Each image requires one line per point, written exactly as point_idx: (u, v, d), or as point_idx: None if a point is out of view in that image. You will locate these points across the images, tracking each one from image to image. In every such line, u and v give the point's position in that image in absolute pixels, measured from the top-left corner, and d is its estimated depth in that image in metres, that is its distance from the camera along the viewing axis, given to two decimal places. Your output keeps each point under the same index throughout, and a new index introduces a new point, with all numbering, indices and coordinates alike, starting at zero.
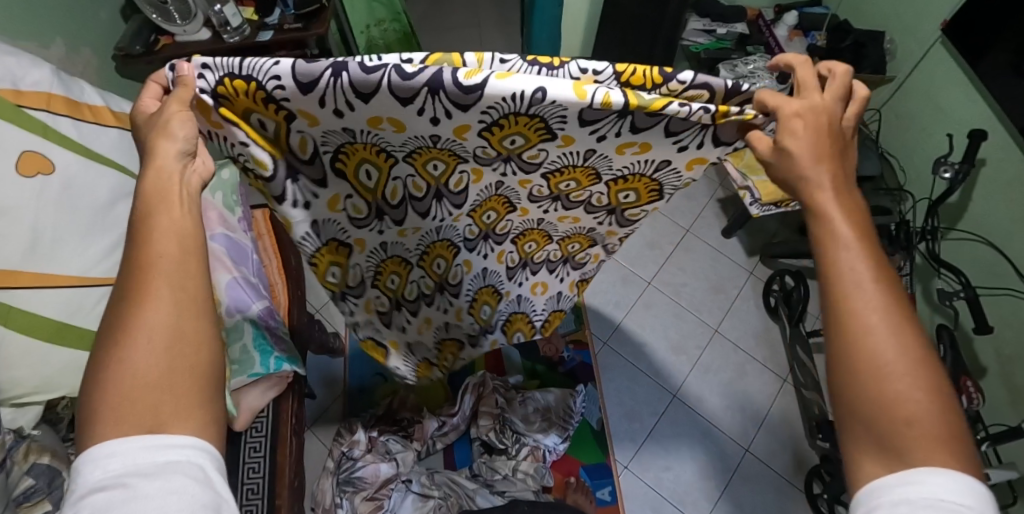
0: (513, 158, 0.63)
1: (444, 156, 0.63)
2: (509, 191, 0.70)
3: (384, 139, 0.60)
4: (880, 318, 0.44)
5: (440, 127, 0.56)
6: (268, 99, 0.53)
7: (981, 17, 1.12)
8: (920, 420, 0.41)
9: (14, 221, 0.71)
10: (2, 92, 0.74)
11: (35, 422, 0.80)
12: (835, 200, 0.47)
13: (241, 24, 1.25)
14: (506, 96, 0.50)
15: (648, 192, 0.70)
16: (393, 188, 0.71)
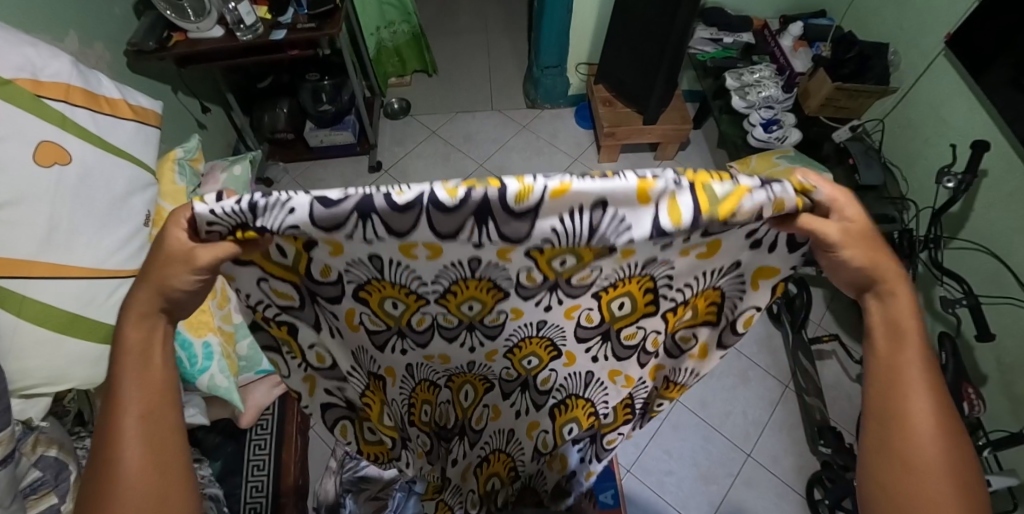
0: (560, 284, 0.59)
1: (483, 296, 0.61)
2: (552, 323, 0.67)
3: (417, 271, 0.56)
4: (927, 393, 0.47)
5: (483, 251, 0.50)
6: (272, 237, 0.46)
7: (984, 30, 1.15)
8: (941, 476, 0.46)
9: (30, 212, 0.71)
10: (21, 82, 0.74)
11: (44, 414, 0.78)
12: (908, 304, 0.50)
13: (255, 22, 1.26)
14: (552, 226, 0.44)
15: (644, 299, 0.63)
16: (419, 318, 0.66)
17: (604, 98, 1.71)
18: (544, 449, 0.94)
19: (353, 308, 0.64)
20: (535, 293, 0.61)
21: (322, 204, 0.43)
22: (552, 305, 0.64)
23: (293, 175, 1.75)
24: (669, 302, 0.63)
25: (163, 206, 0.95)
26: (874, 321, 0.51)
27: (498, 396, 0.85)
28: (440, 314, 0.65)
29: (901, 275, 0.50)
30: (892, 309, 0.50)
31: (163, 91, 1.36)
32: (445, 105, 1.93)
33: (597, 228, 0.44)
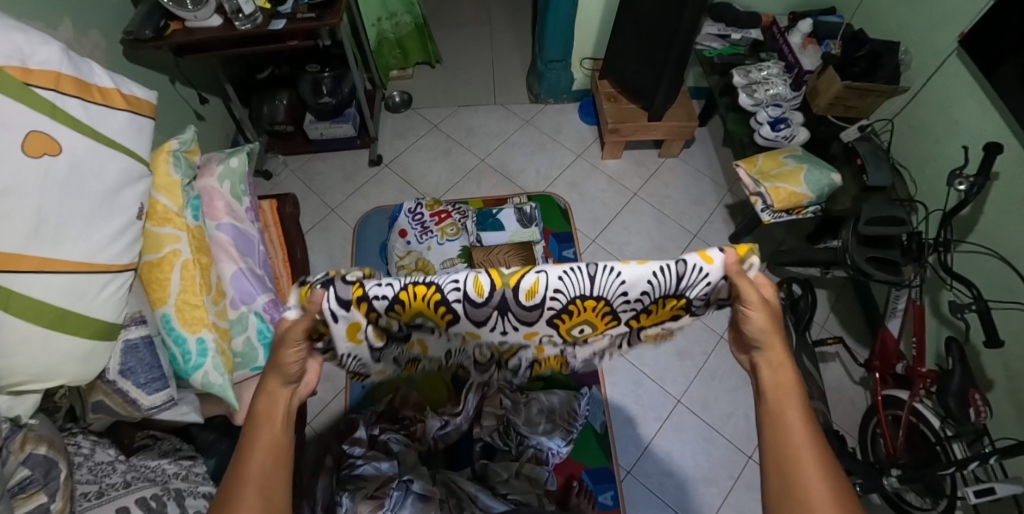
0: (503, 364, 0.94)
1: (501, 348, 0.85)
2: (510, 339, 0.80)
3: (419, 363, 0.95)
4: (821, 469, 0.58)
5: (513, 333, 0.78)
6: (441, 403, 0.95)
7: (997, 29, 1.12)
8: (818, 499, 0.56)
9: (17, 204, 0.69)
10: (9, 70, 0.72)
11: (33, 411, 0.76)
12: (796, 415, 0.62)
13: (254, 11, 1.23)
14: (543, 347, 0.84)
15: (599, 317, 0.75)
16: (545, 338, 0.80)
17: (609, 94, 1.69)
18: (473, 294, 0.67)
19: (542, 328, 0.77)
20: (620, 335, 0.82)
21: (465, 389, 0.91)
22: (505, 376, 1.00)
23: (292, 168, 1.72)
24: (626, 313, 0.74)
25: (158, 199, 0.93)
26: (766, 382, 0.66)
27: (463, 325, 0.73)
28: (548, 334, 0.78)
29: (785, 345, 0.66)
30: (778, 372, 0.65)
31: (159, 81, 1.34)
32: (447, 98, 1.90)
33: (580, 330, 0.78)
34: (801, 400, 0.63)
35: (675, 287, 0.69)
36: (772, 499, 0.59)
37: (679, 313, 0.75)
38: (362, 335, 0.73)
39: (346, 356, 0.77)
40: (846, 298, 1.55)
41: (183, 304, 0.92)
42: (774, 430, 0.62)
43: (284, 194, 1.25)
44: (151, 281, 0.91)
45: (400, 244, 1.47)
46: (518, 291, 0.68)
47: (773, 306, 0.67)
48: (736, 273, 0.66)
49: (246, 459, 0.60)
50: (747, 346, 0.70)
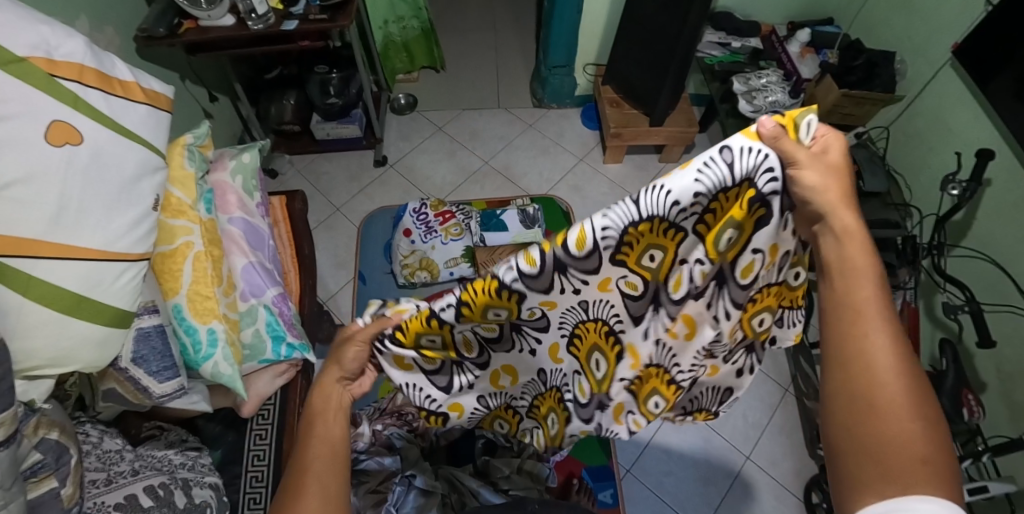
0: (607, 397, 0.83)
1: (603, 344, 0.76)
2: (589, 301, 0.70)
3: (507, 394, 0.89)
4: (896, 357, 0.51)
5: (586, 292, 0.68)
6: (561, 402, 0.89)
7: (989, 40, 1.16)
8: (903, 420, 0.50)
9: (40, 191, 0.70)
10: (35, 60, 0.74)
11: (47, 396, 0.78)
12: (875, 313, 0.53)
13: (267, 12, 1.26)
14: (636, 317, 0.72)
15: (668, 239, 0.62)
16: (626, 284, 0.68)
17: (611, 99, 1.72)
18: (531, 267, 0.62)
19: (611, 274, 0.66)
20: (703, 291, 0.66)
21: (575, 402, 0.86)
22: (620, 428, 0.86)
23: (298, 167, 1.75)
24: (689, 222, 0.60)
25: (173, 192, 0.95)
26: (827, 252, 0.56)
27: (535, 295, 0.66)
28: (624, 277, 0.66)
29: (851, 208, 0.55)
30: (843, 244, 0.55)
31: (171, 78, 1.36)
32: (451, 101, 1.93)
33: (650, 263, 0.65)
34: (873, 274, 0.54)
35: (731, 177, 0.55)
36: (843, 419, 0.52)
37: (754, 216, 0.57)
38: (411, 359, 0.74)
39: (408, 388, 0.77)
40: None
41: (194, 295, 0.93)
42: (840, 308, 0.54)
43: (293, 191, 1.28)
44: (164, 271, 0.92)
45: (404, 243, 1.49)
46: (569, 246, 0.61)
47: (835, 161, 0.55)
48: (780, 138, 0.54)
49: (306, 442, 0.64)
50: (808, 217, 0.58)
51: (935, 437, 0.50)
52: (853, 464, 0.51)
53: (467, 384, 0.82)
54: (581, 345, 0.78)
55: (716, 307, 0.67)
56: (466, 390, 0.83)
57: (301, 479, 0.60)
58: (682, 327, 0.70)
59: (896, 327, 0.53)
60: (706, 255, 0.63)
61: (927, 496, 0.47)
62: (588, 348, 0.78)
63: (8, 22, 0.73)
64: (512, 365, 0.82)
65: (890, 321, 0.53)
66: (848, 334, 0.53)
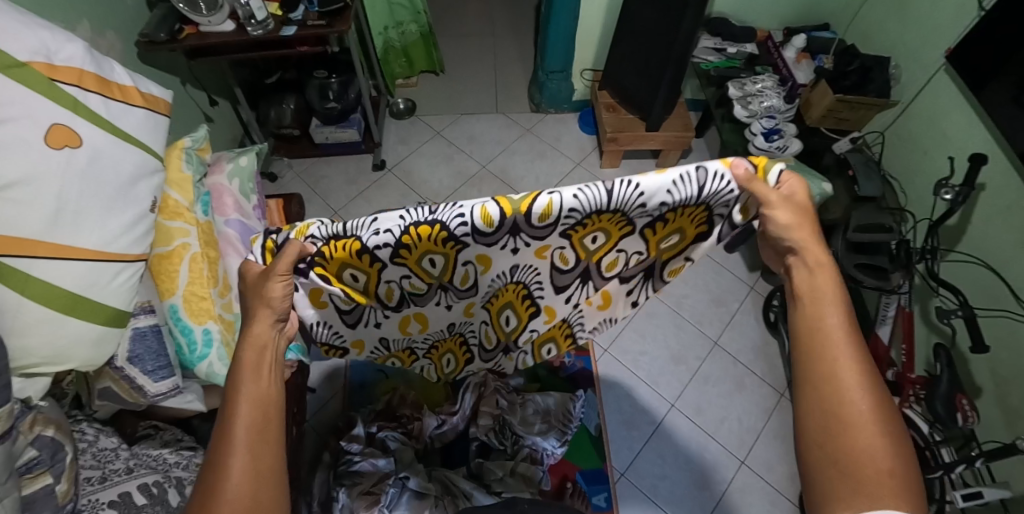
0: (510, 344, 0.99)
1: (517, 302, 0.88)
2: (521, 265, 0.78)
3: (410, 338, 0.94)
4: (858, 376, 0.54)
5: (522, 256, 0.75)
6: (464, 347, 1.01)
7: (983, 45, 1.16)
8: (871, 436, 0.52)
9: (38, 193, 0.72)
10: (36, 65, 0.76)
11: (43, 393, 0.79)
12: (840, 334, 0.56)
13: (266, 17, 1.27)
14: (546, 283, 0.83)
15: (616, 230, 0.72)
16: (559, 256, 0.76)
17: (608, 104, 1.73)
18: (485, 222, 0.66)
19: (553, 243, 0.73)
20: (631, 275, 0.83)
21: (479, 347, 1.01)
22: (507, 365, 1.04)
23: (297, 171, 1.77)
24: (643, 220, 0.70)
25: (170, 194, 0.97)
26: (801, 283, 0.61)
27: (477, 249, 0.71)
28: (562, 248, 0.74)
29: (821, 243, 0.62)
30: (815, 276, 0.60)
31: (171, 82, 1.38)
32: (450, 106, 1.95)
33: (592, 246, 0.75)
34: (840, 299, 0.59)
35: (695, 196, 0.66)
36: (813, 437, 0.55)
37: (697, 227, 0.73)
38: (328, 298, 0.77)
39: (317, 325, 0.82)
40: None
41: (190, 297, 0.94)
42: (810, 331, 0.58)
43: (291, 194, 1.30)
44: (161, 273, 0.94)
45: None
46: (532, 215, 0.65)
47: (801, 201, 0.62)
48: (751, 180, 0.63)
49: (233, 407, 0.58)
50: (778, 248, 0.65)
51: (903, 452, 0.52)
52: (822, 474, 0.54)
53: (375, 322, 0.87)
54: (497, 300, 0.87)
55: (624, 288, 0.86)
56: (371, 328, 0.88)
57: (229, 447, 0.55)
58: (596, 298, 0.88)
59: (860, 348, 0.56)
60: (640, 247, 0.76)
61: (892, 510, 0.50)
62: (506, 301, 0.88)
63: (10, 27, 0.75)
64: (425, 315, 0.87)
65: (854, 344, 0.56)
66: (812, 352, 0.57)
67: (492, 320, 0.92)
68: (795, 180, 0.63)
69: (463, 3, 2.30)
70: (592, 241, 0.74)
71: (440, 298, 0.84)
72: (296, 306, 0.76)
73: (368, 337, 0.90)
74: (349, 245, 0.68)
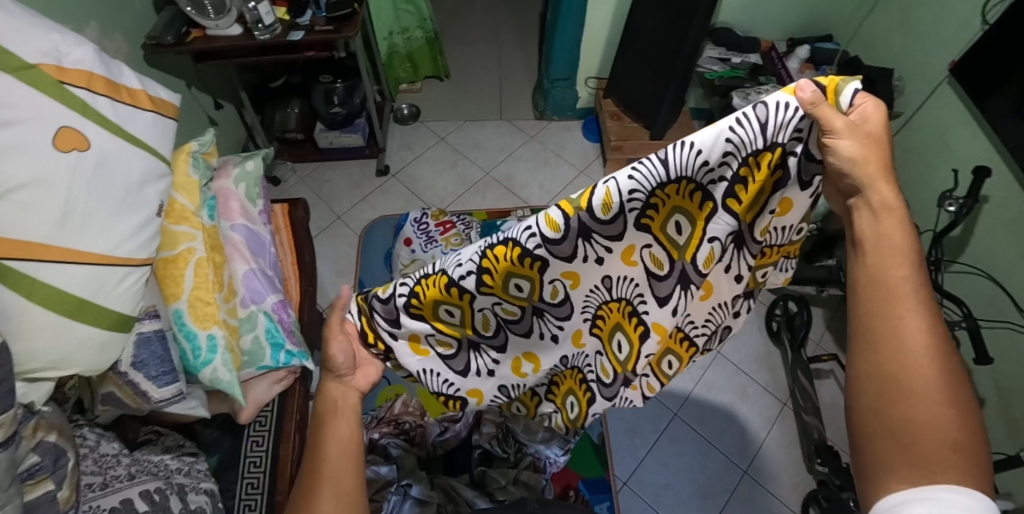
0: (634, 377, 0.75)
1: (626, 324, 0.72)
2: (614, 276, 0.68)
3: (528, 385, 0.84)
4: (926, 338, 0.49)
5: (610, 266, 0.67)
6: (585, 386, 0.82)
7: (986, 59, 1.17)
8: (932, 406, 0.49)
9: (45, 196, 0.71)
10: (44, 67, 0.75)
11: (46, 398, 0.78)
12: (907, 289, 0.50)
13: (273, 22, 1.27)
14: (641, 285, 0.68)
15: (699, 209, 0.60)
16: (650, 257, 0.66)
17: (612, 112, 1.74)
18: (549, 228, 0.60)
19: (635, 240, 0.64)
20: (725, 256, 0.64)
21: (602, 386, 0.79)
22: (635, 398, 0.78)
23: (300, 175, 1.76)
24: (719, 186, 0.58)
25: (176, 198, 0.97)
26: (864, 229, 0.53)
27: (559, 262, 0.64)
28: (647, 246, 0.65)
29: (891, 183, 0.52)
30: (880, 219, 0.52)
31: (177, 85, 1.38)
32: (455, 112, 1.95)
33: (676, 235, 0.63)
34: (909, 252, 0.51)
35: (761, 140, 0.54)
36: (871, 408, 0.51)
37: (778, 177, 0.57)
38: (428, 345, 0.77)
39: (425, 374, 0.80)
40: (841, 317, 1.59)
41: (195, 301, 0.94)
42: (868, 287, 0.52)
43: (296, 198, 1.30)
44: (166, 277, 0.93)
45: (405, 252, 1.49)
46: (593, 210, 0.59)
47: (875, 126, 0.51)
48: (817, 104, 0.51)
49: (320, 450, 0.66)
50: (842, 189, 0.55)
51: (968, 420, 0.49)
52: (874, 441, 0.51)
53: (487, 369, 0.80)
54: (604, 325, 0.74)
55: (724, 270, 0.65)
56: (484, 376, 0.81)
57: (317, 487, 0.63)
58: (708, 293, 0.67)
59: (930, 307, 0.50)
60: (731, 223, 0.61)
61: (951, 483, 0.47)
62: (609, 325, 0.73)
63: (20, 30, 0.75)
64: (532, 350, 0.79)
65: (925, 303, 0.50)
66: (873, 312, 0.52)
67: (611, 359, 0.76)
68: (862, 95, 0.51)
69: (468, 10, 2.31)
70: (676, 229, 0.63)
71: (546, 332, 0.76)
72: (398, 358, 0.77)
73: (483, 386, 0.82)
74: (432, 279, 0.68)
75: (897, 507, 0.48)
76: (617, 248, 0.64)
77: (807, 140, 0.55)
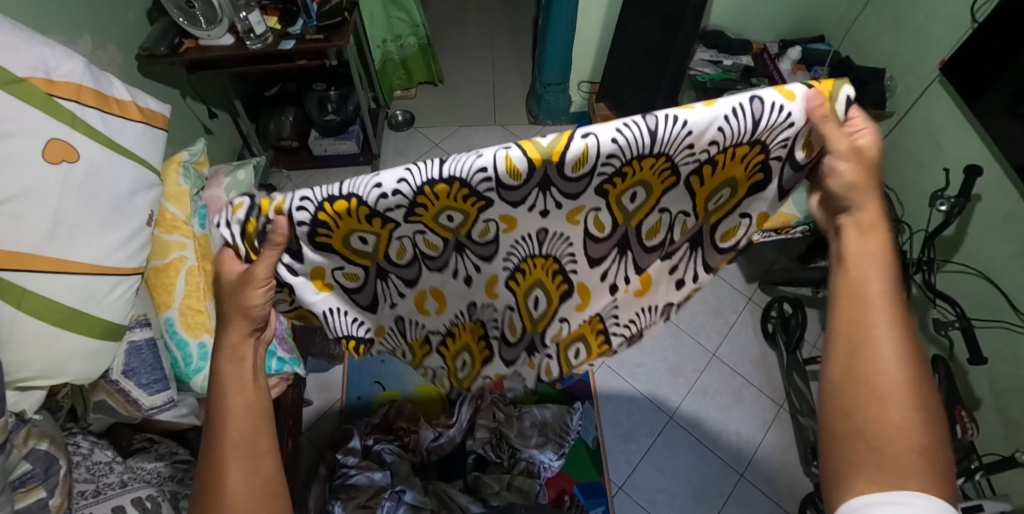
0: (535, 340, 0.88)
1: (547, 279, 0.79)
2: (546, 226, 0.70)
3: (426, 326, 0.85)
4: (896, 349, 0.54)
5: (549, 219, 0.69)
6: (483, 341, 0.90)
7: (977, 58, 1.17)
8: (903, 410, 0.52)
9: (35, 208, 0.72)
10: (35, 81, 0.77)
11: (38, 406, 0.79)
12: (878, 302, 0.56)
13: (265, 32, 1.29)
14: (576, 244, 0.74)
15: (659, 183, 0.65)
16: (594, 220, 0.70)
17: (605, 116, 1.75)
18: (508, 170, 0.58)
19: (586, 203, 0.67)
20: (674, 251, 0.77)
21: (506, 341, 0.89)
22: (531, 373, 0.93)
23: (295, 183, 1.77)
24: (688, 169, 0.64)
25: (167, 207, 0.98)
26: (849, 246, 0.60)
27: (502, 202, 0.63)
28: (596, 210, 0.68)
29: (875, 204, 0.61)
30: (865, 237, 0.60)
31: (171, 95, 1.39)
32: (449, 118, 1.96)
33: (625, 202, 0.68)
34: (885, 264, 0.58)
35: (749, 135, 0.60)
36: (841, 411, 0.55)
37: (750, 175, 0.66)
38: (331, 280, 0.70)
39: (334, 314, 0.74)
40: None
41: (186, 309, 0.95)
42: (850, 297, 0.58)
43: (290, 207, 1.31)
44: (157, 285, 0.94)
45: None
46: (563, 165, 0.58)
47: (866, 149, 0.60)
48: (819, 116, 0.58)
49: (220, 413, 0.59)
50: (828, 203, 0.64)
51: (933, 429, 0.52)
52: (849, 446, 0.53)
53: (390, 302, 0.78)
54: (524, 278, 0.79)
55: (659, 262, 0.79)
56: (387, 310, 0.79)
57: (224, 462, 0.56)
58: (636, 283, 0.80)
59: (899, 323, 0.55)
60: (683, 203, 0.70)
61: (921, 490, 0.49)
62: (535, 283, 0.80)
63: (9, 44, 0.76)
64: (442, 292, 0.79)
65: (892, 319, 0.55)
66: (850, 324, 0.57)
67: (517, 310, 0.83)
68: (863, 116, 0.60)
69: (462, 16, 2.32)
70: (629, 198, 0.67)
71: (462, 272, 0.76)
72: (298, 295, 0.69)
73: (373, 323, 0.80)
74: (362, 208, 0.59)
75: (864, 508, 0.49)
76: (565, 204, 0.66)
77: (790, 148, 0.63)
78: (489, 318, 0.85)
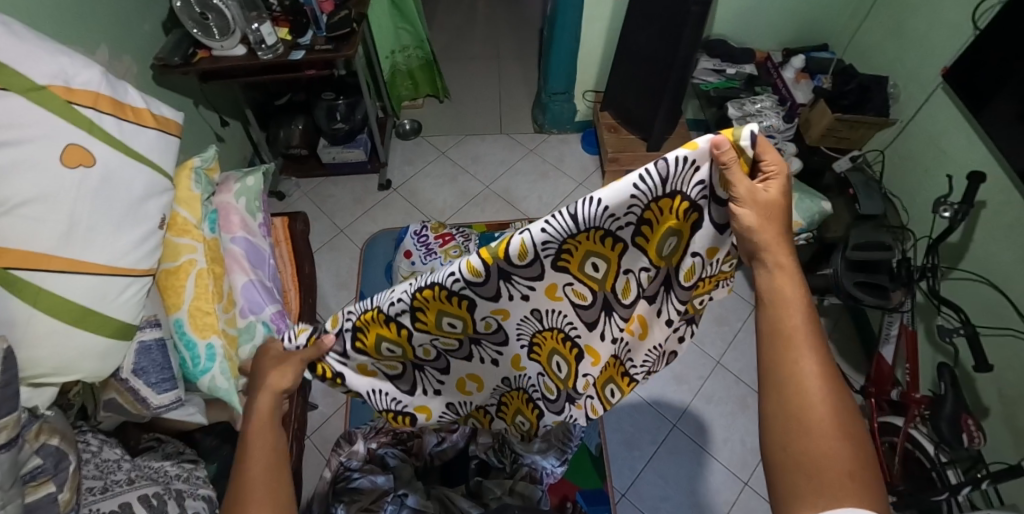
0: (574, 394, 0.86)
1: (562, 348, 0.81)
2: (538, 307, 0.75)
3: (475, 401, 0.92)
4: (818, 378, 0.55)
5: (536, 300, 0.73)
6: (531, 403, 0.92)
7: (979, 64, 1.17)
8: (834, 440, 0.53)
9: (52, 210, 0.75)
10: (55, 89, 0.80)
11: (50, 403, 0.82)
12: (802, 334, 0.57)
13: (275, 42, 1.33)
14: (573, 320, 0.77)
15: (614, 253, 0.69)
16: (573, 292, 0.73)
17: (609, 125, 1.77)
18: (469, 276, 0.67)
19: (556, 281, 0.71)
20: (654, 296, 0.74)
21: (547, 402, 0.89)
22: (579, 416, 0.89)
23: (304, 190, 1.81)
24: (627, 232, 0.66)
25: (179, 212, 1.00)
26: (764, 287, 0.61)
27: (485, 302, 0.72)
28: (569, 285, 0.72)
29: (787, 249, 0.61)
30: (777, 278, 0.60)
31: (185, 104, 1.44)
32: (455, 127, 1.99)
33: (592, 269, 0.70)
34: (802, 304, 0.59)
35: (661, 190, 0.62)
36: (775, 442, 0.56)
37: (688, 220, 0.64)
38: (374, 367, 0.82)
39: (375, 395, 0.85)
40: (843, 326, 1.58)
41: (195, 311, 0.97)
42: (773, 336, 0.58)
43: (297, 212, 1.34)
44: (168, 287, 0.97)
45: (405, 264, 1.46)
46: (511, 258, 0.65)
47: (770, 200, 0.59)
48: (727, 160, 0.57)
49: (245, 457, 0.64)
50: (743, 247, 0.63)
51: (863, 452, 0.54)
52: (786, 473, 0.55)
53: (432, 389, 0.88)
54: (541, 349, 0.82)
55: (648, 306, 0.75)
56: (431, 394, 0.89)
57: (245, 497, 0.60)
58: (636, 324, 0.77)
59: (823, 351, 0.57)
60: (643, 259, 0.70)
61: (858, 509, 0.51)
62: (548, 359, 0.83)
63: (31, 54, 0.80)
64: (479, 375, 0.87)
65: (816, 347, 0.57)
66: (777, 360, 0.57)
67: (550, 378, 0.86)
68: (768, 152, 0.59)
69: (469, 28, 2.36)
70: (591, 266, 0.70)
71: (479, 356, 0.83)
72: (348, 382, 0.82)
73: (430, 404, 0.90)
74: (374, 314, 0.74)
75: None
76: (534, 296, 0.73)
77: (712, 188, 0.61)
78: (525, 383, 0.89)
